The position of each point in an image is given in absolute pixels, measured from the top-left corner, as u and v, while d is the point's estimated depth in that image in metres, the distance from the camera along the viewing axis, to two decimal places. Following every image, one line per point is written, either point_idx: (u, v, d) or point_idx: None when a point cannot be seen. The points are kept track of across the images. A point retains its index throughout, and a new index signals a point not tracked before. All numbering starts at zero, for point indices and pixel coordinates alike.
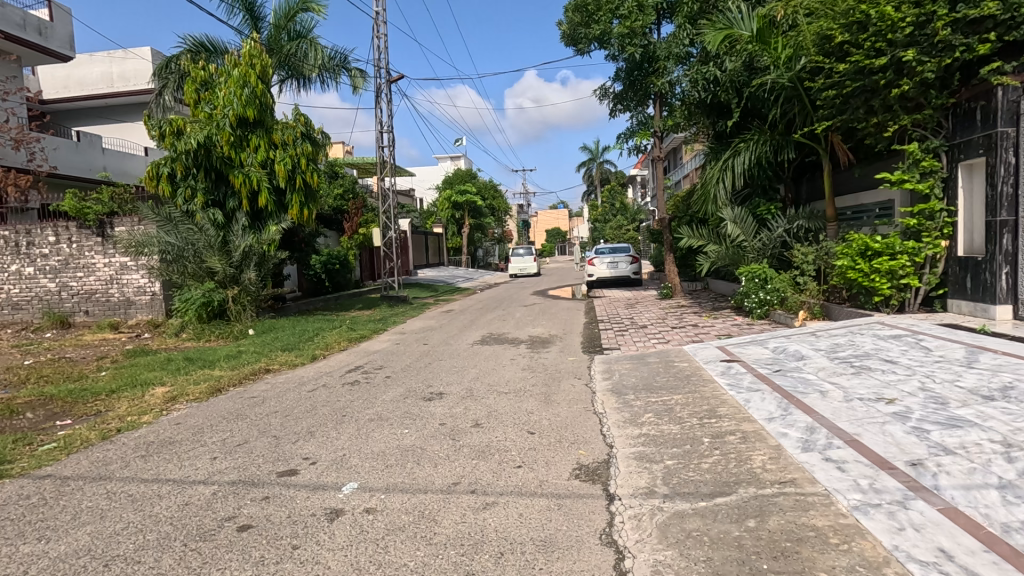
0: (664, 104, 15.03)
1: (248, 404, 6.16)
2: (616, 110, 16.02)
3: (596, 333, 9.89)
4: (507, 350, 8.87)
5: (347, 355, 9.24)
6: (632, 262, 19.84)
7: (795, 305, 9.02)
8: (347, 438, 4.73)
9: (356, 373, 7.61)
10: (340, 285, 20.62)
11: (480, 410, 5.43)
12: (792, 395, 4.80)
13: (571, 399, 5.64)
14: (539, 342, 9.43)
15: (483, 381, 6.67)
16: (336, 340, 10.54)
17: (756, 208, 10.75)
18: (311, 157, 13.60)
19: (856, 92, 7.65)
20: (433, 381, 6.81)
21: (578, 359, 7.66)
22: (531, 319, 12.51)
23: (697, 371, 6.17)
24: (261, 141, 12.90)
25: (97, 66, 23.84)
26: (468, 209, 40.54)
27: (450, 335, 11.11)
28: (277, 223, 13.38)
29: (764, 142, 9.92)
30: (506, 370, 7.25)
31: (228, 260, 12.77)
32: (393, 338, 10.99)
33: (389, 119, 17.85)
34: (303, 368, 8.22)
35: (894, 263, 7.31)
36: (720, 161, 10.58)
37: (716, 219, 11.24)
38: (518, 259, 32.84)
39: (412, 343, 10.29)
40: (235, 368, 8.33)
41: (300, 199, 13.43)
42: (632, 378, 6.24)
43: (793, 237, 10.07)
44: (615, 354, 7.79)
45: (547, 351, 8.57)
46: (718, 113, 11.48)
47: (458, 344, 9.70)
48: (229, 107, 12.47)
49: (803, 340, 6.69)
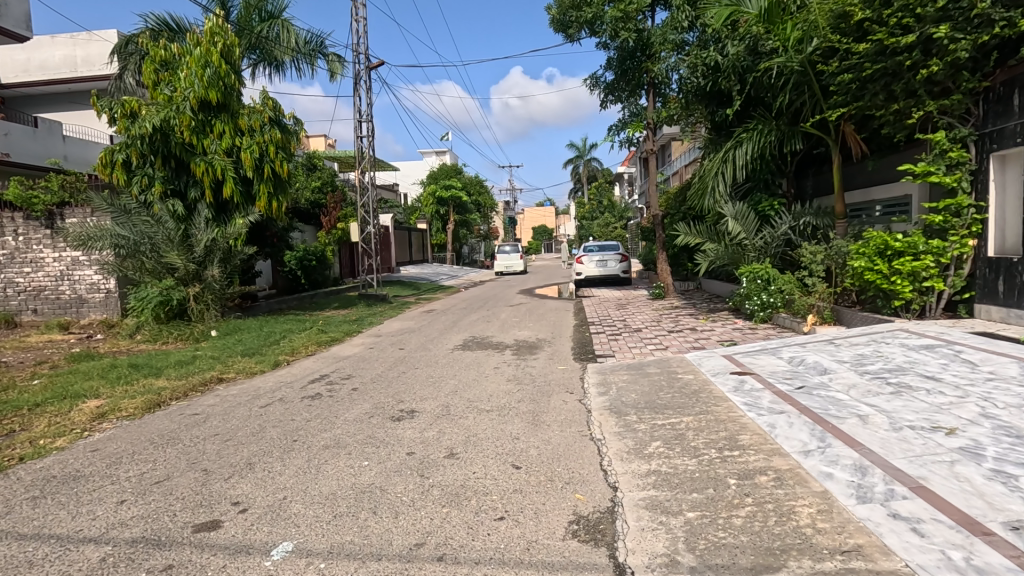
0: (658, 95, 14.35)
1: (186, 423, 5.28)
2: (607, 100, 15.29)
3: (588, 338, 9.13)
4: (491, 357, 8.06)
5: (314, 362, 8.36)
6: (622, 261, 19.14)
7: (802, 309, 8.33)
8: (292, 473, 3.88)
9: (320, 384, 6.74)
10: (317, 282, 19.64)
11: (456, 434, 4.62)
12: (825, 420, 4.05)
13: (563, 420, 4.84)
14: (526, 348, 8.63)
15: (462, 395, 5.87)
16: (305, 344, 9.65)
17: (758, 204, 10.04)
18: (281, 144, 12.62)
19: (875, 75, 6.95)
20: (406, 395, 5.99)
21: (569, 369, 6.88)
22: (518, 321, 11.71)
23: (706, 386, 5.43)
24: (226, 126, 11.92)
25: (59, 49, 22.51)
26: (452, 204, 39.63)
27: (429, 338, 10.28)
28: (244, 216, 12.40)
29: (768, 132, 9.20)
30: (488, 382, 6.44)
31: (189, 255, 11.79)
32: (367, 341, 10.11)
33: (368, 107, 16.94)
34: (261, 377, 7.33)
35: (918, 264, 6.62)
36: (720, 153, 9.85)
37: (715, 216, 10.53)
38: (504, 257, 32.03)
39: (387, 347, 9.43)
40: (184, 376, 7.40)
41: (268, 190, 12.45)
42: (631, 393, 5.48)
43: (798, 236, 9.38)
44: (609, 363, 7.04)
45: (535, 358, 7.77)
46: (718, 101, 10.76)
47: (437, 349, 8.86)
48: (189, 89, 11.50)
49: (821, 350, 5.97)
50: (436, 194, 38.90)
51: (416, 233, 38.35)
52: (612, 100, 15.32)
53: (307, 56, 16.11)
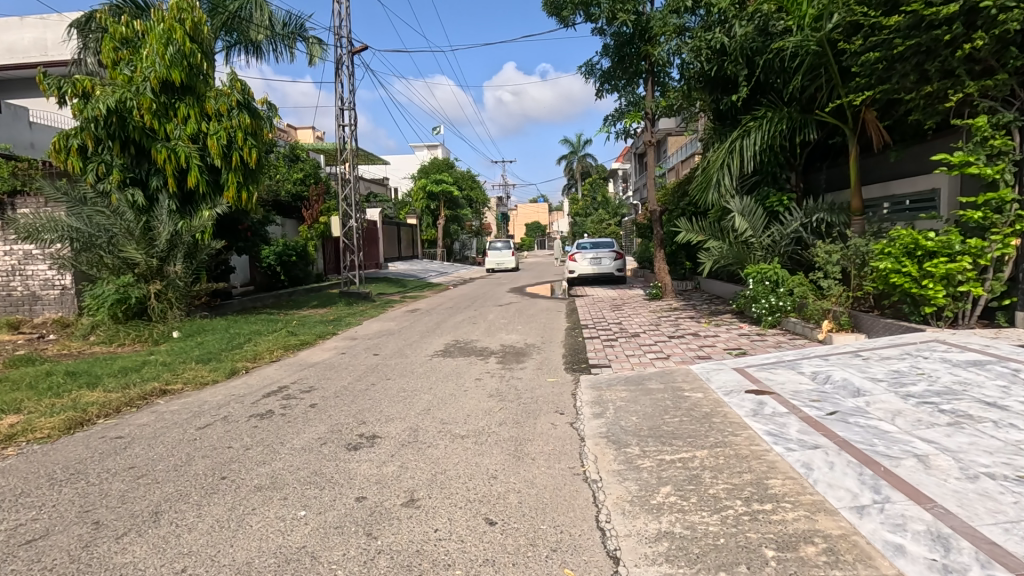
0: (657, 84, 13.62)
1: (104, 449, 4.43)
2: (602, 90, 14.48)
3: (581, 343, 8.33)
4: (473, 366, 7.24)
5: (277, 369, 7.49)
6: (617, 259, 18.35)
7: (817, 314, 7.58)
8: (204, 530, 3.05)
9: (276, 398, 5.92)
10: (298, 278, 18.73)
11: (421, 471, 3.80)
12: (874, 460, 3.27)
13: (550, 452, 4.04)
14: (513, 355, 7.82)
15: (436, 415, 5.06)
16: (271, 348, 8.79)
17: (766, 199, 9.28)
18: (252, 131, 11.69)
19: (907, 53, 6.19)
20: (371, 414, 5.18)
21: (559, 383, 6.07)
22: (506, 323, 10.88)
23: (717, 408, 4.63)
24: (190, 110, 11.00)
25: (29, 32, 21.48)
26: (443, 199, 38.77)
27: (408, 341, 9.46)
28: (211, 207, 11.50)
29: (780, 119, 8.42)
30: (467, 398, 5.62)
31: (150, 249, 10.87)
32: (341, 345, 9.25)
33: (350, 94, 16.03)
34: (213, 389, 6.48)
35: (954, 266, 5.86)
36: (727, 142, 9.07)
37: (719, 211, 9.74)
38: (496, 253, 31.25)
39: (361, 352, 8.59)
40: (125, 385, 6.54)
41: (237, 180, 11.55)
42: (631, 416, 4.69)
43: (810, 234, 8.64)
44: (605, 375, 6.26)
45: (522, 368, 6.96)
46: (723, 88, 9.91)
47: (415, 356, 8.02)
48: (150, 68, 10.57)
49: (849, 365, 5.19)
50: (426, 189, 38.00)
51: (406, 228, 37.39)
52: (608, 90, 14.47)
53: (284, 40, 15.17)
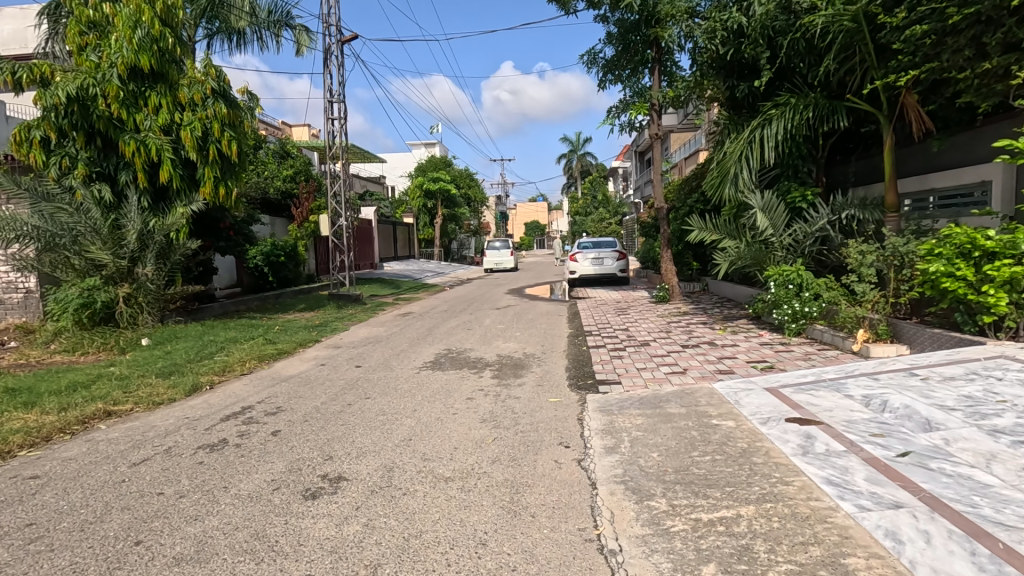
0: (663, 74, 12.87)
1: (8, 497, 3.62)
2: (605, 81, 13.72)
3: (586, 354, 7.53)
4: (466, 381, 6.43)
5: (245, 385, 6.68)
6: (620, 259, 17.56)
7: (849, 322, 6.80)
8: None
9: (235, 423, 5.11)
10: (288, 280, 17.94)
11: (390, 534, 2.98)
12: (987, 533, 2.49)
13: (553, 504, 3.23)
14: (510, 368, 7.01)
15: (417, 447, 4.27)
16: (244, 359, 7.97)
17: (788, 195, 8.48)
18: (230, 122, 10.83)
19: (963, 24, 5.43)
20: (342, 446, 4.37)
21: (563, 405, 5.26)
22: (503, 329, 10.07)
23: (754, 445, 3.82)
24: (162, 99, 10.18)
25: (8, 23, 20.62)
26: (440, 197, 37.92)
27: (396, 350, 8.65)
28: (187, 205, 10.67)
29: (805, 106, 7.64)
30: (456, 425, 4.81)
31: (118, 249, 10.01)
32: (322, 355, 8.43)
33: (340, 85, 15.26)
34: (167, 409, 5.66)
35: (1021, 268, 5.07)
36: (746, 132, 8.27)
37: (736, 207, 8.97)
38: (494, 253, 30.51)
39: (343, 364, 7.79)
40: (66, 404, 5.71)
41: (214, 175, 10.70)
42: (652, 453, 3.88)
43: (838, 232, 7.86)
44: (615, 394, 5.47)
45: (520, 384, 6.17)
46: (739, 74, 9.10)
47: (401, 369, 7.21)
48: (116, 54, 9.73)
49: (909, 388, 4.37)
50: (423, 187, 37.08)
51: (403, 227, 36.57)
52: (612, 81, 13.69)
53: (269, 27, 14.38)
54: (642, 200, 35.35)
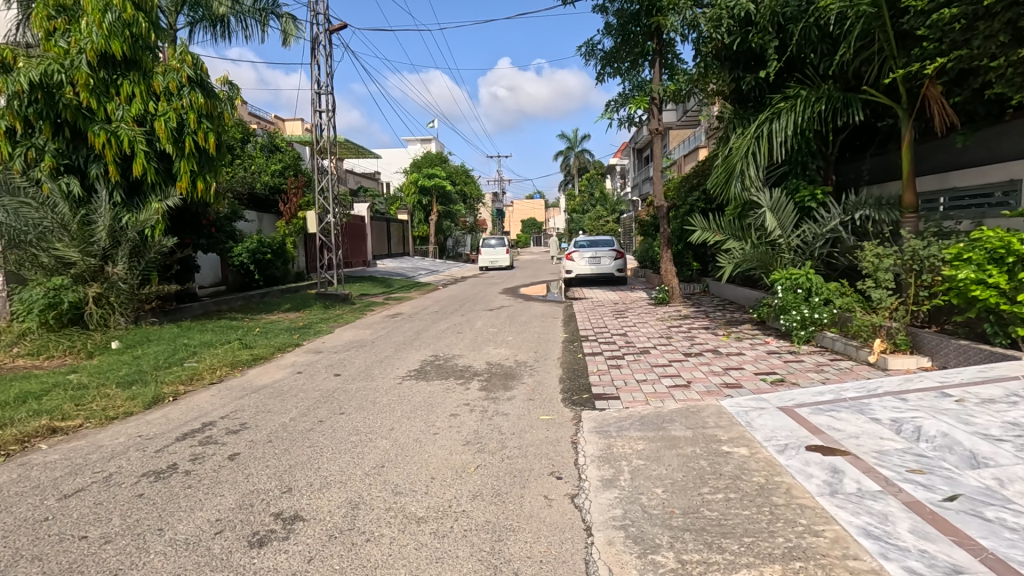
0: (664, 67, 12.43)
1: None
2: (603, 74, 13.24)
3: (582, 363, 7.03)
4: (451, 394, 5.93)
5: (212, 396, 6.16)
6: (617, 258, 17.07)
7: (865, 331, 6.33)
8: None
9: (191, 444, 4.61)
10: (274, 278, 17.46)
11: None
12: None
13: (541, 557, 2.75)
14: (500, 378, 6.51)
15: (389, 477, 3.78)
16: (215, 366, 7.44)
17: (797, 193, 7.99)
18: (207, 112, 10.24)
19: (998, 6, 4.97)
20: (305, 474, 3.86)
21: (555, 424, 4.76)
22: (496, 333, 9.57)
23: (772, 480, 3.33)
24: (135, 88, 9.60)
25: None
26: (436, 193, 36.93)
27: (380, 356, 8.14)
28: (162, 200, 10.11)
29: (818, 98, 7.16)
30: (435, 448, 4.32)
31: (88, 247, 9.46)
32: (300, 362, 7.91)
33: (328, 77, 14.73)
34: (119, 426, 5.14)
35: None
36: (753, 127, 7.79)
37: (741, 206, 8.50)
38: (489, 251, 30.01)
39: (322, 371, 7.29)
40: (7, 420, 5.17)
41: (191, 168, 10.14)
42: (656, 488, 3.39)
43: (851, 233, 7.40)
44: (613, 412, 4.98)
45: (509, 397, 5.68)
46: (746, 65, 8.60)
47: (383, 379, 6.70)
48: (85, 39, 9.15)
49: (944, 412, 3.88)
50: (418, 183, 36.21)
51: (397, 224, 36.02)
52: (611, 74, 13.19)
53: (255, 16, 13.83)
54: (640, 197, 34.94)
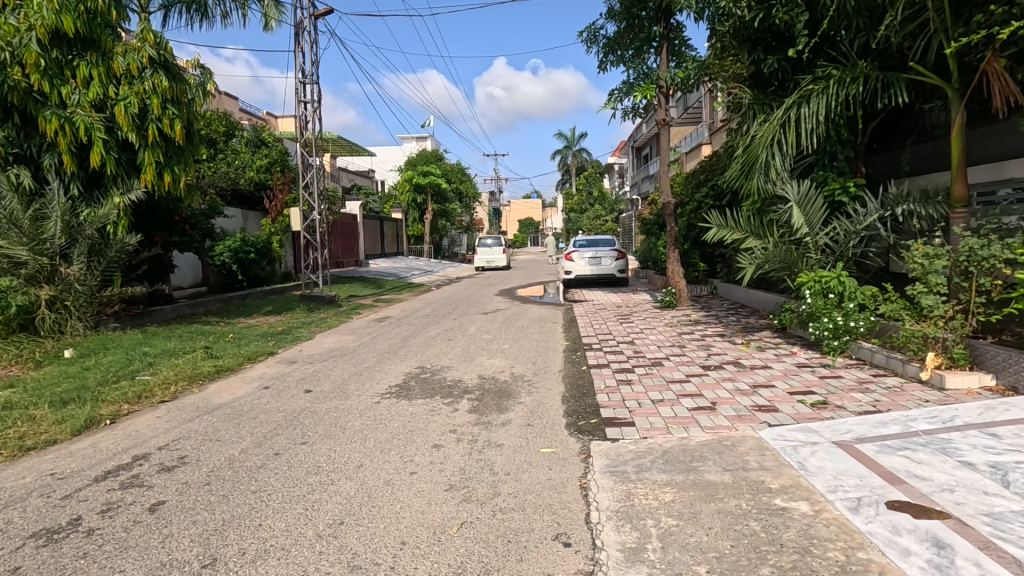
0: (671, 54, 11.65)
1: None
2: (605, 62, 12.45)
3: (587, 378, 6.19)
4: (436, 417, 5.07)
5: (157, 419, 5.28)
6: (618, 258, 16.24)
7: (913, 342, 5.52)
8: None
9: (107, 488, 3.72)
10: (258, 278, 16.54)
11: None
12: None
13: None
14: (493, 397, 5.65)
15: (345, 541, 2.93)
16: (170, 380, 6.54)
17: (826, 186, 7.19)
18: (173, 97, 9.32)
19: None
20: (239, 536, 3.01)
21: (559, 461, 3.92)
22: (490, 341, 8.70)
23: (854, 559, 2.48)
24: (93, 70, 8.70)
25: None
26: (431, 191, 36.21)
27: (360, 368, 7.26)
28: (125, 193, 9.22)
29: (853, 78, 6.33)
30: (409, 496, 3.47)
31: (40, 245, 8.53)
32: (269, 374, 7.01)
33: (314, 65, 13.91)
34: (31, 461, 4.25)
35: None
36: (778, 112, 6.96)
37: (762, 201, 7.70)
38: (484, 250, 29.16)
39: (291, 386, 6.42)
40: None
41: (157, 159, 9.22)
42: (696, 566, 2.54)
43: (890, 231, 6.59)
44: (628, 444, 4.14)
45: (503, 422, 4.82)
46: (767, 45, 7.79)
47: (359, 396, 5.83)
48: (35, 14, 8.21)
49: None
50: (412, 181, 35.47)
51: (391, 224, 35.13)
52: (613, 62, 12.39)
53: None
54: (639, 196, 34.33)
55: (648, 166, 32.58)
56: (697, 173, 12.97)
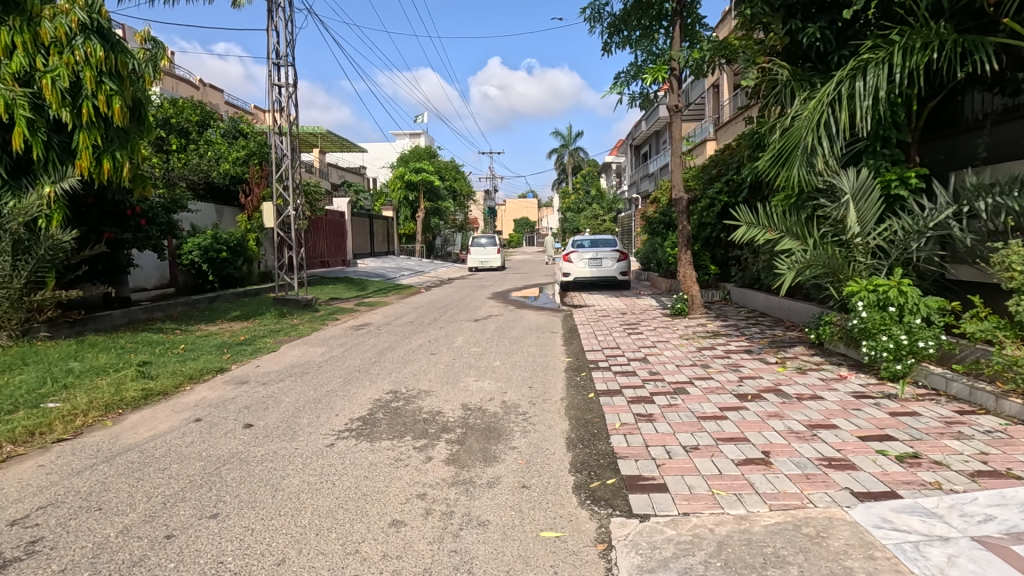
0: (684, 33, 10.51)
1: None
2: (610, 44, 11.29)
3: (597, 411, 4.99)
4: (401, 471, 3.86)
5: (36, 469, 4.01)
6: (621, 259, 15.05)
7: (1012, 371, 4.36)
8: None
9: None
10: (232, 278, 15.18)
11: None
12: None
13: None
14: (478, 438, 4.43)
15: None
16: (81, 410, 5.28)
17: (882, 176, 6.03)
18: (110, 70, 8.02)
19: None
20: None
21: (569, 559, 2.72)
22: (479, 357, 7.48)
23: None
24: (14, 37, 7.43)
25: None
26: (423, 189, 34.96)
27: (321, 391, 6.02)
28: (56, 181, 7.95)
29: (924, 43, 5.20)
30: None
31: None
32: (209, 400, 5.76)
33: (288, 45, 12.71)
34: None
35: None
36: (826, 87, 5.82)
37: (801, 195, 6.58)
38: (479, 250, 27.95)
39: (230, 418, 5.16)
40: None
41: (94, 143, 7.91)
42: None
43: (964, 231, 5.42)
44: (665, 527, 2.94)
45: (490, 483, 3.62)
46: (805, 13, 6.65)
47: (308, 436, 4.60)
48: None
49: None
50: (404, 177, 34.26)
51: (383, 222, 33.77)
52: (619, 44, 11.25)
53: None
54: (638, 194, 33.39)
55: (648, 164, 31.64)
56: (709, 168, 11.83)
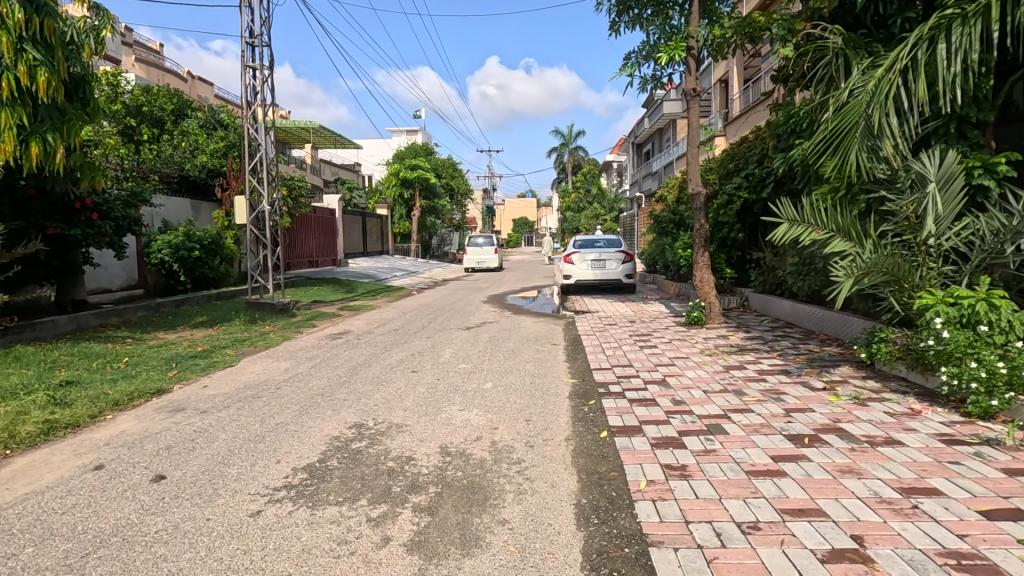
0: (703, 11, 9.40)
1: None
2: (619, 23, 10.16)
3: (613, 460, 3.85)
4: (340, 566, 2.71)
5: None
6: (626, 261, 13.93)
7: None
8: None
9: None
10: (206, 279, 13.94)
11: None
12: None
13: None
14: (457, 505, 3.30)
15: None
16: None
17: (961, 162, 4.90)
18: (35, 37, 6.83)
19: None
20: None
21: None
22: (467, 377, 6.31)
23: None
24: None
25: None
26: (419, 187, 33.86)
27: (267, 424, 4.86)
28: None
29: None
30: None
31: None
32: (126, 436, 4.60)
33: (264, 26, 11.57)
34: None
35: None
36: (897, 51, 4.68)
37: (857, 186, 5.45)
38: (477, 250, 26.87)
39: (139, 465, 3.99)
40: None
41: (18, 123, 6.76)
42: None
43: None
44: None
45: None
46: None
47: (230, 498, 3.45)
48: None
49: None
50: (399, 175, 33.15)
51: (378, 220, 32.63)
52: (628, 22, 10.11)
53: None
54: (640, 193, 32.41)
55: (650, 163, 30.67)
56: (725, 161, 10.71)
